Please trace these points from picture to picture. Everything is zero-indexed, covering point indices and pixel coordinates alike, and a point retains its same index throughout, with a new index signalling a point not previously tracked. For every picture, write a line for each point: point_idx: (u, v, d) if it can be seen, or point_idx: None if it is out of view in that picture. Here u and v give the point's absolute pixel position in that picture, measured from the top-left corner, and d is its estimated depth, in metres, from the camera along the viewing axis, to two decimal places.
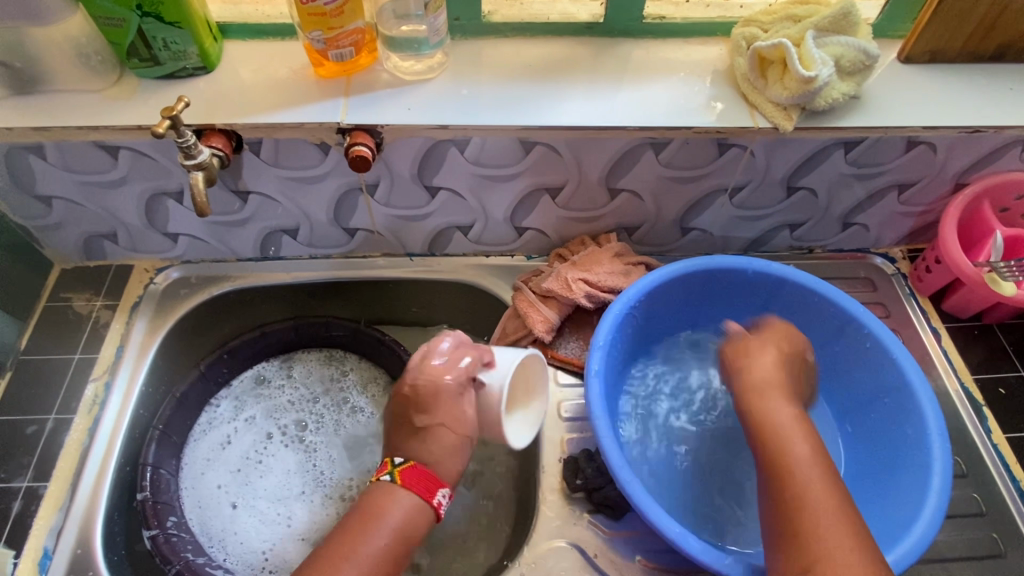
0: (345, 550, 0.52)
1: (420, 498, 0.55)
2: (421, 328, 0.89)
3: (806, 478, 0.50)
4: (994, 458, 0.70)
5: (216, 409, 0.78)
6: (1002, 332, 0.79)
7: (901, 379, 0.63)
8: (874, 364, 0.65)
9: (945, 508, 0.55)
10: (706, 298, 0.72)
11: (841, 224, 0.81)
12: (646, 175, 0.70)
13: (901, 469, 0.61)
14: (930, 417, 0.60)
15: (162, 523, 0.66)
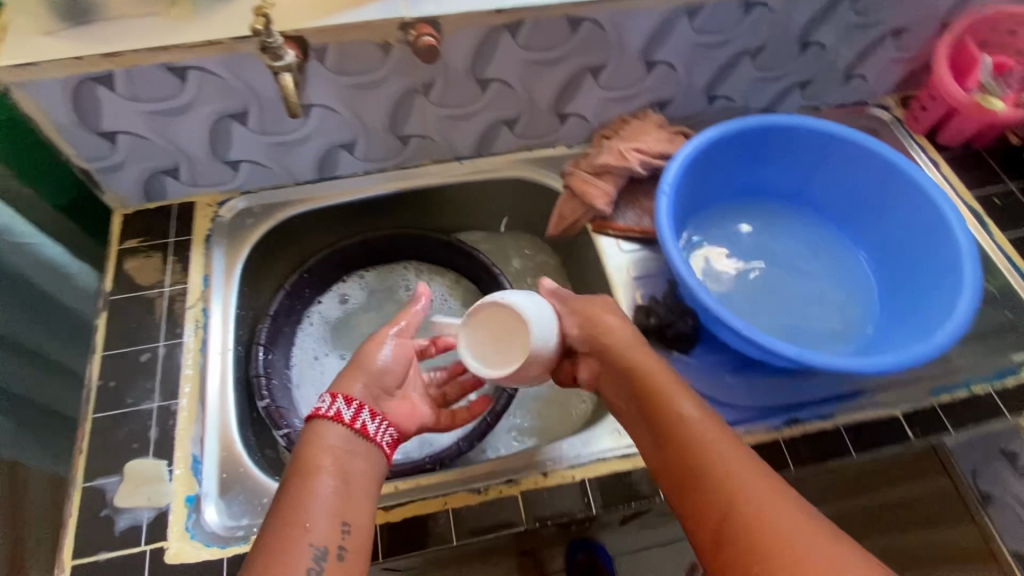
0: (298, 516, 0.50)
1: (314, 419, 0.57)
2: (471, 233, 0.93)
3: (689, 414, 0.54)
4: (1000, 256, 0.80)
5: (318, 330, 0.84)
6: (989, 155, 0.88)
7: (938, 215, 0.69)
8: (914, 201, 0.72)
9: (975, 310, 0.62)
10: (758, 155, 0.78)
11: (844, 78, 0.89)
12: (680, 44, 0.76)
13: (936, 284, 0.68)
14: (963, 242, 0.67)
15: (289, 424, 0.71)
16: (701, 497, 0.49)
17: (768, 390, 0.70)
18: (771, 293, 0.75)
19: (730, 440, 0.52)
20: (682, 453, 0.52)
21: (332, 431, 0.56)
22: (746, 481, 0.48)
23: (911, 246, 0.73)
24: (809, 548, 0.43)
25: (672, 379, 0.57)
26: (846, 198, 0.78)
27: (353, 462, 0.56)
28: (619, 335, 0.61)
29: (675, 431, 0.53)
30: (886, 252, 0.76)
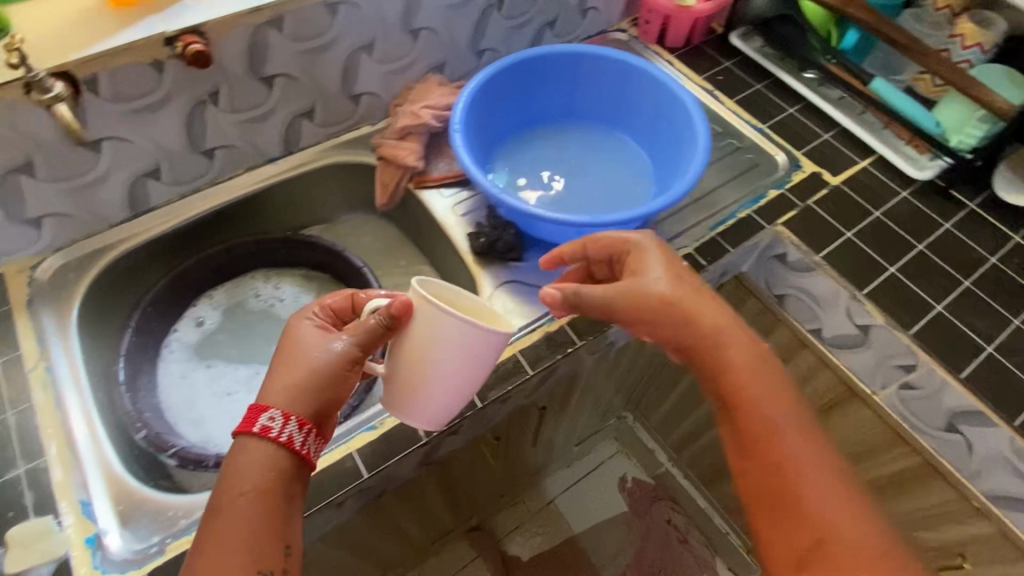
0: (230, 547, 0.49)
1: (244, 436, 0.53)
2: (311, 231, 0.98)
3: (779, 408, 0.58)
4: (732, 116, 1.01)
5: (180, 354, 0.84)
6: (706, 46, 1.09)
7: (670, 93, 0.85)
8: (652, 88, 0.87)
9: (709, 153, 0.78)
10: (529, 86, 0.90)
11: (581, 13, 1.05)
12: (432, 8, 0.86)
13: (683, 145, 0.84)
14: (691, 107, 0.82)
15: (175, 445, 0.72)
16: (772, 464, 0.56)
17: None
18: (571, 193, 0.87)
19: (802, 423, 0.57)
20: (760, 439, 0.57)
21: (256, 454, 0.52)
22: (857, 528, 0.53)
23: (661, 124, 0.88)
24: (854, 566, 0.51)
25: (773, 370, 0.60)
26: (608, 102, 0.93)
27: (290, 485, 0.53)
28: (704, 317, 0.61)
29: (746, 410, 0.58)
30: (648, 134, 0.91)
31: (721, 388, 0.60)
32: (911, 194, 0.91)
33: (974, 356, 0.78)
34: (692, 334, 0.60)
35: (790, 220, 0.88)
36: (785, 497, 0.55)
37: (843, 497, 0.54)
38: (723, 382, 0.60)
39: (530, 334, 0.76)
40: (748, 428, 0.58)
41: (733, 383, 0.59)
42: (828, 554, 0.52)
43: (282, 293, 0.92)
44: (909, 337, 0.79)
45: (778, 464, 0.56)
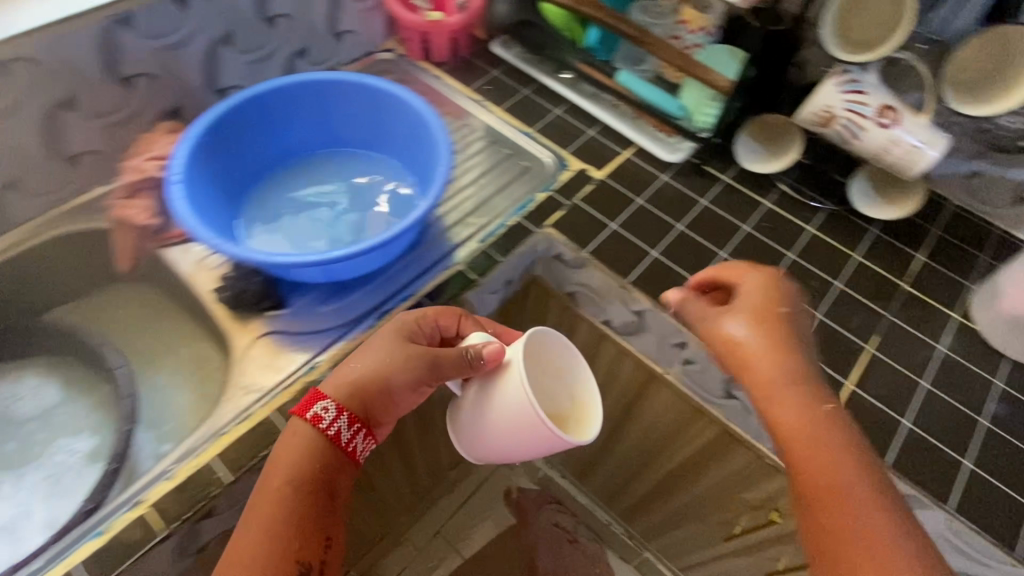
0: (260, 540, 0.59)
1: (296, 416, 0.65)
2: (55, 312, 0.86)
3: (829, 460, 0.58)
4: (501, 123, 1.00)
5: None
6: (476, 57, 1.08)
7: (413, 110, 0.82)
8: (398, 107, 0.84)
9: (449, 170, 0.76)
10: (270, 121, 0.85)
11: (335, 37, 1.01)
12: (141, 53, 0.81)
13: (433, 163, 0.81)
14: (433, 123, 0.80)
15: None
16: (792, 434, 0.61)
17: (354, 303, 0.79)
18: (330, 228, 0.84)
19: (776, 383, 0.63)
20: (774, 372, 0.64)
21: (301, 434, 0.64)
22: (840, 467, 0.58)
23: (414, 143, 0.85)
24: (858, 499, 0.56)
25: (779, 324, 0.66)
26: (363, 127, 0.89)
27: (339, 478, 0.65)
28: (769, 355, 0.64)
29: (750, 365, 0.65)
30: (406, 154, 0.88)
31: (788, 438, 0.61)
32: (671, 176, 0.95)
33: None
34: (745, 360, 0.65)
35: (557, 221, 0.89)
36: (840, 554, 0.54)
37: (849, 450, 0.59)
38: (794, 441, 0.60)
39: (288, 390, 0.71)
40: (805, 476, 0.58)
41: (777, 399, 0.62)
42: (834, 498, 0.56)
43: (19, 386, 0.83)
44: (673, 316, 0.82)
45: (839, 518, 0.55)
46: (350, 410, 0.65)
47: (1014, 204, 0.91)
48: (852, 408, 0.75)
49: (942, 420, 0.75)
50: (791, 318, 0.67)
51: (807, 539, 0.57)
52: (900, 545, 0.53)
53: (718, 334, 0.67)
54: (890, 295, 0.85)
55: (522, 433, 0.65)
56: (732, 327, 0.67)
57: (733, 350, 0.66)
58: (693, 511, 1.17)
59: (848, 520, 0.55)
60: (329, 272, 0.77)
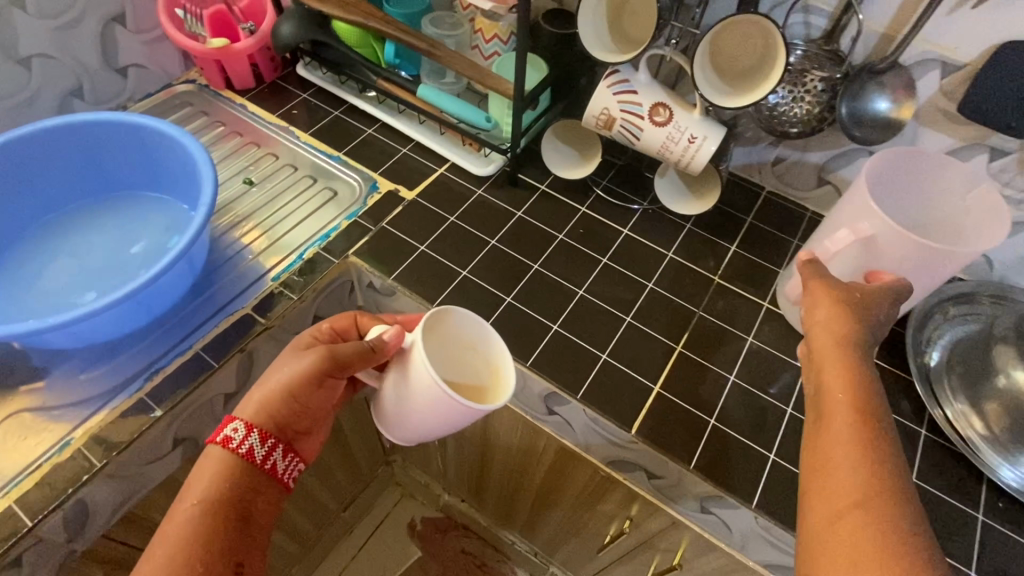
0: (166, 564, 0.54)
1: (210, 444, 0.60)
2: None
3: (855, 433, 0.51)
4: (306, 148, 0.95)
5: None
6: (283, 82, 1.03)
7: (178, 143, 0.77)
8: (163, 142, 0.78)
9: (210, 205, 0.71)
10: (18, 172, 0.76)
11: (118, 73, 0.94)
12: None
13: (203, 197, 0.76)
14: (197, 155, 0.75)
15: None
16: (824, 369, 0.56)
17: (123, 362, 0.72)
18: (98, 281, 0.76)
19: (843, 349, 0.56)
20: (843, 335, 0.56)
21: (217, 459, 0.59)
22: (851, 409, 0.52)
23: (189, 178, 0.79)
24: (843, 430, 0.51)
25: (861, 313, 0.58)
26: (136, 166, 0.82)
27: (258, 499, 0.61)
28: (835, 326, 0.57)
29: (831, 331, 0.57)
30: (186, 191, 0.82)
31: (819, 394, 0.55)
32: (485, 190, 0.92)
33: (544, 337, 0.79)
34: (823, 343, 0.57)
35: (362, 248, 0.84)
36: (837, 510, 0.48)
37: (876, 406, 0.52)
38: (825, 399, 0.54)
39: (34, 473, 0.63)
40: (829, 432, 0.52)
41: (827, 365, 0.55)
42: (830, 421, 0.52)
43: None
44: None
45: (845, 481, 0.48)
46: (261, 426, 0.61)
47: (819, 185, 0.91)
48: (658, 411, 0.73)
49: (747, 414, 0.74)
50: (884, 301, 0.60)
51: (805, 496, 0.51)
52: (910, 531, 0.45)
53: (829, 333, 0.57)
54: (701, 291, 0.84)
55: (444, 412, 0.58)
56: (813, 315, 0.59)
57: (810, 342, 0.59)
58: (569, 525, 1.14)
59: (833, 446, 0.51)
60: (86, 334, 0.69)
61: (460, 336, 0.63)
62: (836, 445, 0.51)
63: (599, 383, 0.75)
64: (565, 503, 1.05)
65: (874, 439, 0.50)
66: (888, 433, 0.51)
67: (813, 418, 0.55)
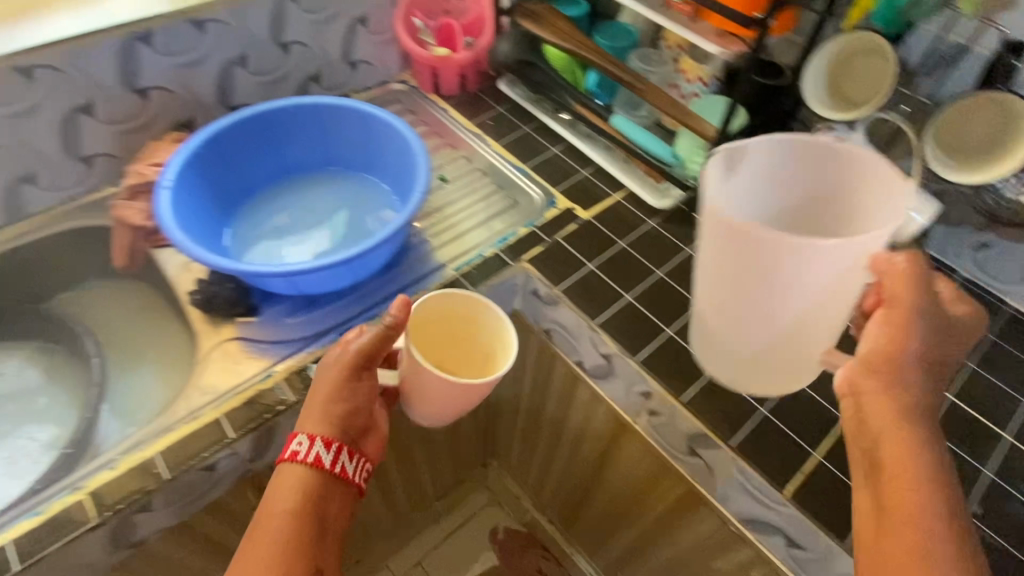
0: (253, 568, 0.57)
1: (280, 462, 0.63)
2: (70, 295, 0.93)
3: (921, 512, 0.49)
4: (495, 157, 1.03)
5: None
6: (482, 91, 1.12)
7: (402, 136, 0.86)
8: (388, 133, 0.88)
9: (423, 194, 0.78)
10: (269, 137, 0.89)
11: (350, 66, 1.07)
12: (159, 68, 0.86)
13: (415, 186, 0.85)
14: (417, 149, 0.84)
15: None
16: (885, 429, 0.53)
17: (320, 316, 0.81)
18: (311, 243, 0.87)
19: (904, 415, 0.53)
20: (895, 384, 0.54)
21: (291, 472, 0.62)
22: (921, 469, 0.51)
23: (401, 168, 0.89)
24: (909, 505, 0.49)
25: (916, 368, 0.55)
26: (357, 150, 0.93)
27: (330, 503, 0.63)
28: (891, 379, 0.54)
29: (886, 375, 0.54)
30: (394, 178, 0.91)
31: (878, 456, 0.53)
32: (658, 223, 0.93)
33: (699, 377, 0.78)
34: (873, 386, 0.55)
35: (536, 256, 0.89)
36: None
37: (937, 460, 0.51)
38: (882, 465, 0.52)
39: (241, 394, 0.73)
40: (891, 507, 0.50)
41: (887, 428, 0.53)
42: (891, 496, 0.51)
43: None
44: (637, 362, 0.79)
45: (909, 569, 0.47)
46: (324, 433, 0.63)
47: None
48: (814, 481, 0.70)
49: None
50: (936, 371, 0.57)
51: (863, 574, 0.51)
52: None
53: (886, 383, 0.54)
54: None
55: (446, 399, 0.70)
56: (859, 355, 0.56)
57: (858, 385, 0.56)
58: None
59: (899, 521, 0.49)
60: (297, 286, 0.79)
61: (436, 322, 0.75)
62: (907, 520, 0.49)
63: (752, 437, 0.73)
64: (670, 550, 1.03)
65: (939, 492, 0.50)
66: (956, 519, 0.49)
67: (869, 485, 0.53)
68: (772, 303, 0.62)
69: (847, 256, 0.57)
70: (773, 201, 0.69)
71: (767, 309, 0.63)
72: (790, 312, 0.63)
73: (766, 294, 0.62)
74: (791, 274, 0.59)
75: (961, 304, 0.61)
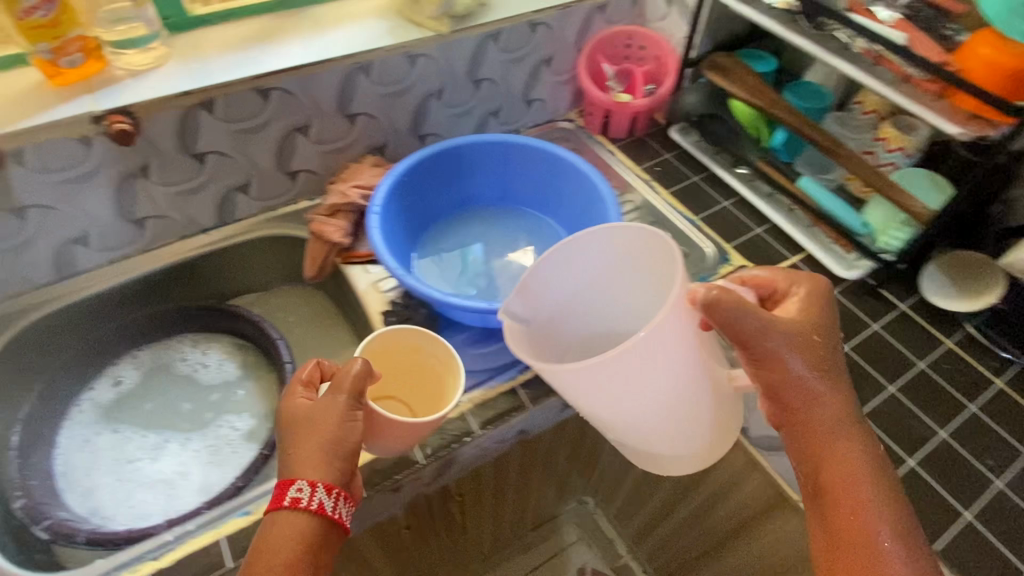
0: None
1: (271, 511, 0.56)
2: (256, 296, 1.01)
3: (873, 524, 0.54)
4: (664, 205, 1.02)
5: (93, 412, 0.85)
6: (650, 136, 1.12)
7: (591, 184, 0.88)
8: (576, 178, 0.90)
9: None
10: (459, 169, 0.93)
11: (526, 102, 1.10)
12: (370, 96, 0.91)
13: None
14: (608, 198, 0.85)
15: (28, 494, 0.73)
16: (818, 461, 0.58)
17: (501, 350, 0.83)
18: (491, 276, 0.90)
19: (836, 431, 0.58)
20: (805, 410, 0.58)
21: (288, 522, 0.55)
22: (871, 489, 0.56)
23: (583, 213, 0.91)
24: (869, 519, 0.54)
25: (825, 380, 0.59)
26: (537, 188, 0.96)
27: (327, 552, 0.56)
28: (794, 394, 0.58)
29: (794, 411, 0.58)
30: (573, 221, 0.93)
31: (820, 474, 0.57)
32: (839, 292, 0.90)
33: (895, 468, 0.74)
34: (795, 400, 0.58)
35: None
36: None
37: (874, 456, 0.58)
38: (829, 483, 0.57)
39: None
40: (842, 525, 0.55)
41: (831, 447, 0.57)
42: (841, 504, 0.56)
43: (184, 350, 0.93)
44: None
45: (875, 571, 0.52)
46: (326, 479, 0.57)
47: None
48: None
49: None
50: (829, 398, 0.58)
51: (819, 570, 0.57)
52: None
53: (814, 406, 0.58)
54: None
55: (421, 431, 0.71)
56: (759, 381, 0.59)
57: (794, 420, 0.59)
58: None
59: (859, 522, 0.54)
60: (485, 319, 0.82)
61: (404, 353, 0.75)
62: (865, 544, 0.54)
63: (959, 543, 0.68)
64: None
65: (891, 506, 0.55)
66: (898, 506, 0.56)
67: (817, 502, 0.58)
68: (658, 384, 0.59)
69: (665, 336, 0.57)
70: (628, 288, 0.70)
71: (674, 387, 0.60)
72: (653, 402, 0.60)
73: (652, 381, 0.59)
74: (657, 353, 0.58)
75: (800, 271, 0.65)
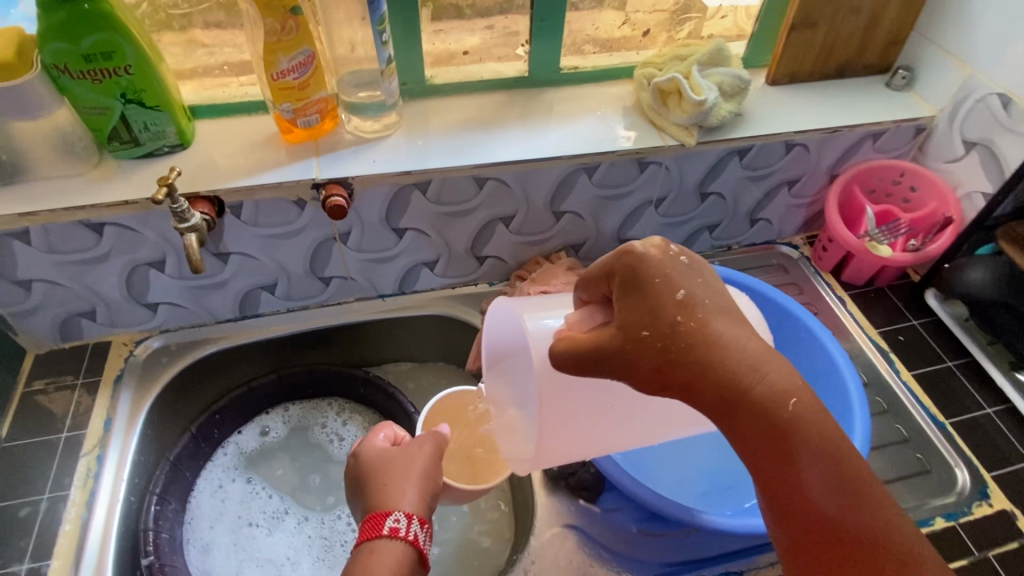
0: None
1: (364, 544, 0.51)
2: (412, 365, 0.96)
3: (812, 484, 0.40)
4: (904, 391, 0.81)
5: (232, 460, 0.84)
6: (893, 292, 0.92)
7: (830, 361, 0.75)
8: (807, 348, 0.78)
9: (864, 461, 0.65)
10: None
11: (750, 220, 0.94)
12: (584, 196, 0.81)
13: None
14: (853, 389, 0.71)
15: (157, 549, 0.70)
16: (742, 444, 0.43)
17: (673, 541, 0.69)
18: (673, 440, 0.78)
19: (741, 390, 0.41)
20: (694, 377, 0.42)
21: (389, 549, 0.50)
22: (803, 459, 0.41)
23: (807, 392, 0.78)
24: (808, 478, 0.40)
25: (689, 340, 0.42)
26: None
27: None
28: (670, 369, 0.42)
29: (698, 384, 0.42)
30: None
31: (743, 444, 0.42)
32: None
33: None
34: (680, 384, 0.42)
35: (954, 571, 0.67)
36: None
37: (797, 400, 0.41)
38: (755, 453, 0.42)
39: None
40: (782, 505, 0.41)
41: (736, 418, 0.42)
42: (782, 470, 0.41)
43: (330, 415, 0.89)
44: None
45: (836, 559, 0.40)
46: (422, 514, 0.54)
47: None
48: None
49: None
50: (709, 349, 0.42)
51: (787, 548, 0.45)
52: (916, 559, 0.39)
53: (676, 369, 0.42)
54: None
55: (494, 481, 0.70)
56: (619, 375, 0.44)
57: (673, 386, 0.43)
58: None
59: (802, 494, 0.40)
60: None
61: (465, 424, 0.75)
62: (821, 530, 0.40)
63: None
64: None
65: (828, 453, 0.41)
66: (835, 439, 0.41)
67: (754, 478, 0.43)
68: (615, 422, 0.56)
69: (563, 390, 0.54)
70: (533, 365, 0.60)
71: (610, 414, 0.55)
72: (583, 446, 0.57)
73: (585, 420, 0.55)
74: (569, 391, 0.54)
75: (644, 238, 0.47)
